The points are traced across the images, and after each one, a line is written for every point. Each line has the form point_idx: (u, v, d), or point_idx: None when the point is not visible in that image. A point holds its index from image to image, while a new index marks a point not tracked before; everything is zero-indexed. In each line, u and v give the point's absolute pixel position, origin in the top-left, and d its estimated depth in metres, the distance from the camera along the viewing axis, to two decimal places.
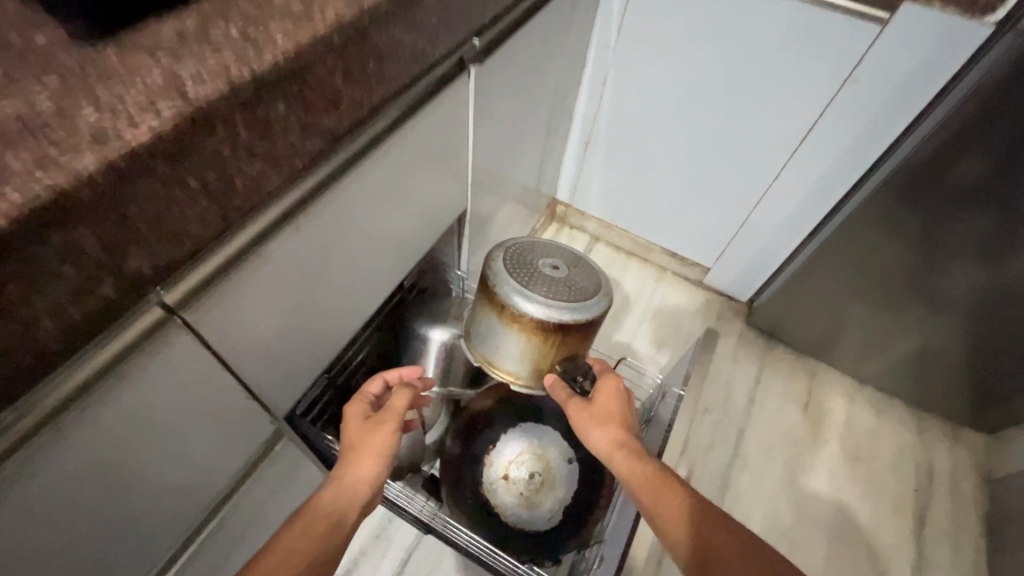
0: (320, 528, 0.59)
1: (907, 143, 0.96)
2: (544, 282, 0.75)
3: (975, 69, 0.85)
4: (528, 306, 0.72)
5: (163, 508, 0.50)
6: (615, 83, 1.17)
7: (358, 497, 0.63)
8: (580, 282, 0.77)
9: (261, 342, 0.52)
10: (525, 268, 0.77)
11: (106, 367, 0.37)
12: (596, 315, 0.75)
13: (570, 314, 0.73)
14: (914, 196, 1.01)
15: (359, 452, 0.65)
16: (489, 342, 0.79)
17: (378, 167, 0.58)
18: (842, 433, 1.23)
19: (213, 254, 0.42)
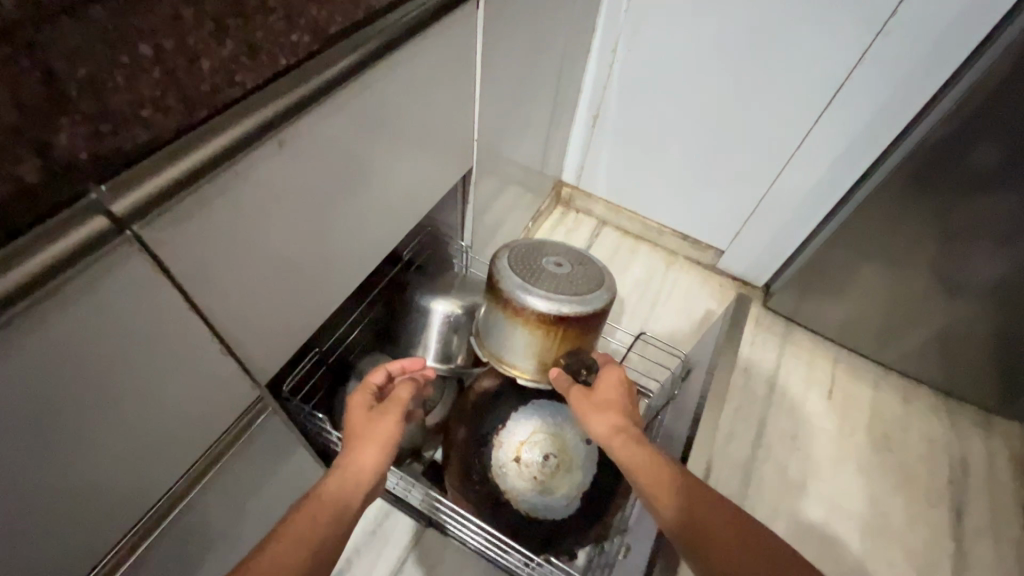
0: (324, 519, 0.48)
1: (925, 123, 0.91)
2: (546, 276, 0.69)
3: (1007, 34, 0.80)
4: (526, 298, 0.65)
5: (120, 481, 0.41)
6: (626, 50, 1.11)
7: (365, 493, 0.53)
8: (588, 278, 0.70)
9: (238, 283, 0.44)
10: (527, 261, 0.70)
11: (34, 278, 0.29)
12: (600, 308, 0.67)
13: (570, 305, 0.65)
14: (930, 181, 0.96)
15: (364, 442, 0.55)
16: (491, 337, 0.72)
17: (375, 92, 0.51)
18: (869, 422, 1.16)
19: (176, 157, 0.34)
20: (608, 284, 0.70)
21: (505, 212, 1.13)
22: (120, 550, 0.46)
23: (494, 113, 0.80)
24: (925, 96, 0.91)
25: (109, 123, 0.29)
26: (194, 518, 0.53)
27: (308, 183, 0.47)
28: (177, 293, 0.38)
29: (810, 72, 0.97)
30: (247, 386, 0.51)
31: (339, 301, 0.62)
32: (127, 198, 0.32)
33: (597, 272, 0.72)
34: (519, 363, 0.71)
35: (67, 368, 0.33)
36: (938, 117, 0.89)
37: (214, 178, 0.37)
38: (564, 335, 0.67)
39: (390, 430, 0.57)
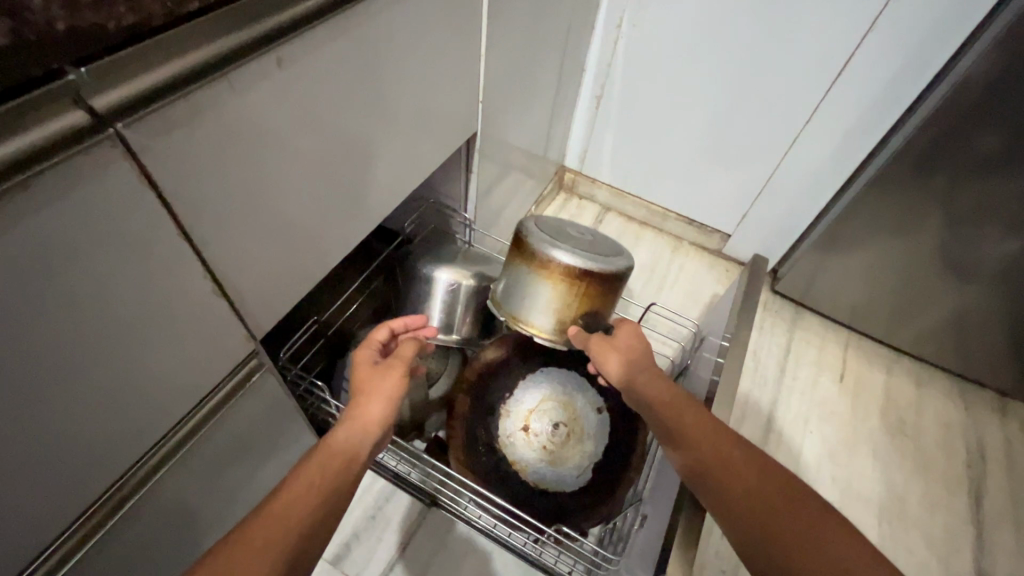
0: (335, 467, 0.52)
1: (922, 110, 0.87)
2: (570, 240, 0.68)
3: (1004, 14, 0.75)
4: (551, 250, 0.63)
5: (93, 421, 0.38)
6: (632, 24, 1.06)
7: (372, 442, 0.56)
8: (609, 250, 0.69)
9: (227, 216, 0.42)
10: (552, 228, 0.70)
11: (23, 160, 0.27)
12: (625, 271, 0.66)
13: (600, 264, 0.64)
14: (930, 172, 0.92)
15: (372, 396, 0.59)
16: (510, 295, 0.69)
17: (377, 25, 0.48)
18: (882, 407, 1.13)
19: (163, 54, 0.31)
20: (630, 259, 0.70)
21: (509, 192, 1.10)
22: (102, 510, 0.44)
23: (500, 77, 0.78)
24: (925, 80, 0.86)
25: None
26: (177, 480, 0.51)
27: (307, 114, 0.45)
28: (164, 210, 0.36)
29: (827, 43, 0.90)
30: (239, 333, 0.49)
31: (334, 257, 0.59)
32: (110, 91, 0.30)
33: (618, 249, 0.71)
34: (534, 324, 0.67)
35: (41, 275, 0.30)
36: (937, 99, 0.84)
37: (207, 87, 0.34)
38: (587, 294, 0.65)
39: (395, 384, 0.61)
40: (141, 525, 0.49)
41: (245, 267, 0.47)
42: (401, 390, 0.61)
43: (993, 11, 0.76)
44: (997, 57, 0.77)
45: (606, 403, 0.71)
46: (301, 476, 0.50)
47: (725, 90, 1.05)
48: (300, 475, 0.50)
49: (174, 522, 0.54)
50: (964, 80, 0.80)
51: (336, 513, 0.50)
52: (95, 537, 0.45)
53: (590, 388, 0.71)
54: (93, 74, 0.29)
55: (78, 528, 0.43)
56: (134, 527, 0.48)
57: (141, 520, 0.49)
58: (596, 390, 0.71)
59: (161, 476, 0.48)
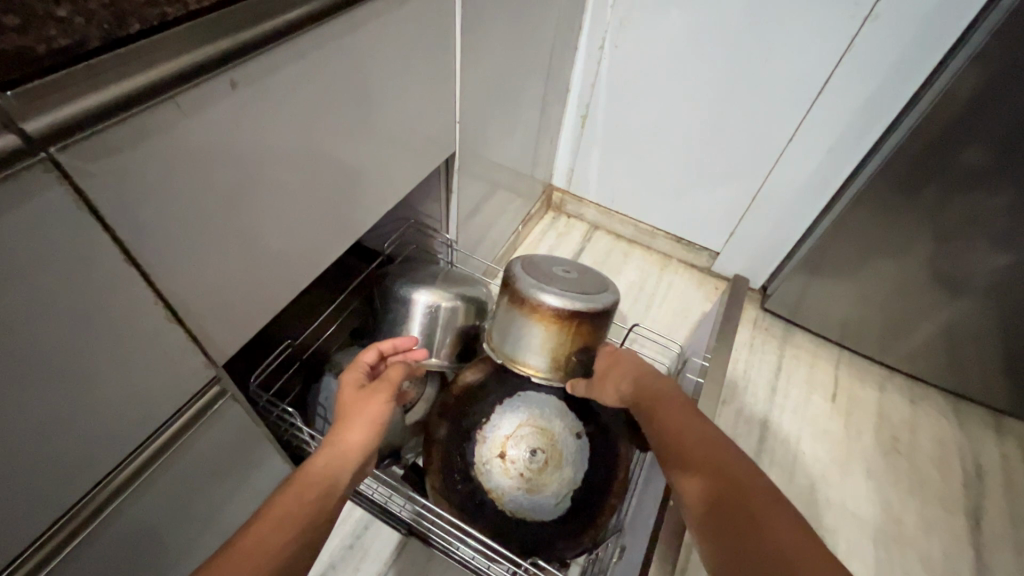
0: (312, 496, 0.50)
1: (904, 125, 0.87)
2: (557, 279, 0.69)
3: (979, 31, 0.75)
4: (540, 294, 0.65)
5: (36, 455, 0.37)
6: (615, 45, 1.07)
7: (354, 470, 0.54)
8: (595, 283, 0.71)
9: (182, 243, 0.41)
10: (538, 269, 0.71)
11: None
12: (611, 306, 0.67)
13: (584, 303, 0.65)
14: (915, 190, 0.92)
15: (354, 423, 0.56)
16: (507, 339, 0.70)
17: (341, 47, 0.48)
18: (875, 424, 1.12)
19: (104, 78, 0.31)
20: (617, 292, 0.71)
21: (495, 213, 1.10)
22: (46, 546, 0.42)
23: (479, 96, 0.78)
24: (904, 98, 0.87)
25: (15, 16, 0.26)
26: (134, 512, 0.49)
27: (268, 133, 0.44)
28: (106, 235, 0.35)
29: (804, 61, 0.91)
30: (197, 359, 0.47)
31: (301, 280, 0.58)
32: (38, 116, 0.28)
33: (604, 280, 0.72)
34: (530, 365, 0.69)
35: None
36: (918, 116, 0.85)
37: (153, 108, 0.34)
38: (575, 333, 0.66)
39: (379, 409, 0.58)
40: (92, 561, 0.47)
41: (205, 292, 0.45)
42: (386, 416, 0.59)
43: (968, 29, 0.77)
44: (975, 76, 0.77)
45: (585, 428, 0.69)
46: (273, 506, 0.48)
47: (707, 109, 1.05)
48: (274, 505, 0.48)
49: (132, 555, 0.51)
50: (942, 97, 0.80)
51: (311, 544, 0.48)
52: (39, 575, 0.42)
53: (568, 413, 0.69)
54: (24, 98, 0.28)
55: (19, 566, 0.41)
56: (83, 564, 0.46)
57: (92, 555, 0.46)
58: (575, 414, 0.70)
59: (113, 512, 0.46)
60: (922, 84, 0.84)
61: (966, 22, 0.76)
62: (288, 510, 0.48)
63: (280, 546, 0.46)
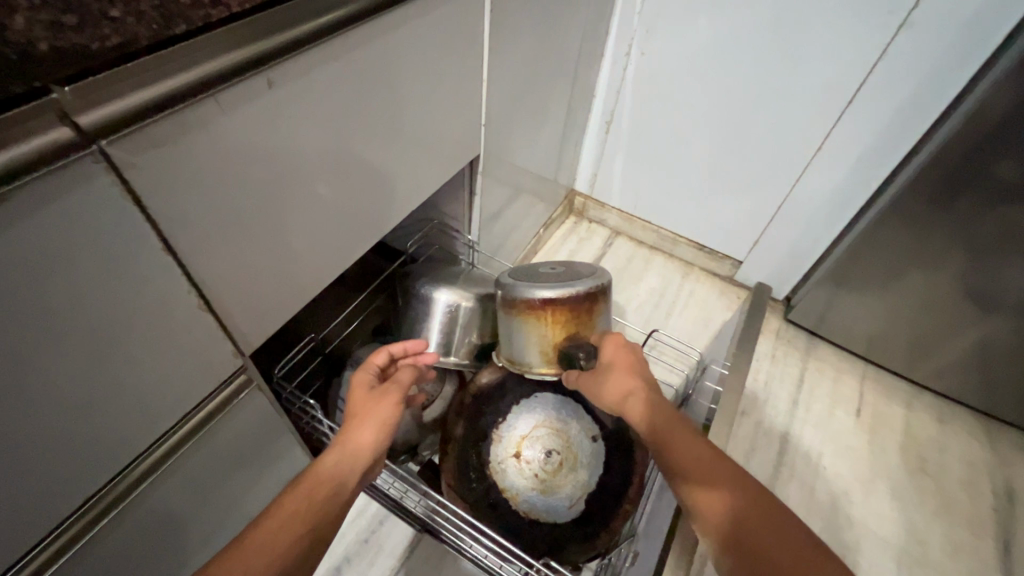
0: (320, 494, 0.51)
1: (937, 137, 0.85)
2: (538, 276, 0.69)
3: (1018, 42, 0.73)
4: (510, 288, 0.66)
5: (74, 434, 0.39)
6: (642, 51, 1.07)
7: (362, 470, 0.55)
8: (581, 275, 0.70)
9: (216, 237, 0.42)
10: (524, 271, 0.72)
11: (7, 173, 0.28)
12: (588, 291, 0.65)
13: (552, 289, 0.65)
14: (949, 203, 0.89)
15: (363, 423, 0.58)
16: (504, 343, 0.71)
17: (372, 50, 0.49)
18: (901, 442, 1.09)
19: (150, 76, 0.32)
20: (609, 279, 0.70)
21: (517, 216, 1.10)
22: (76, 524, 0.44)
23: (505, 101, 0.78)
24: (939, 109, 0.85)
25: (74, 15, 0.27)
26: (160, 495, 0.51)
27: (301, 132, 0.46)
28: (146, 223, 0.36)
29: (835, 70, 0.89)
30: (226, 348, 0.49)
31: (326, 275, 0.59)
32: (93, 110, 0.30)
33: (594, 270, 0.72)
34: (525, 363, 0.69)
35: (22, 285, 0.31)
36: (952, 127, 0.82)
37: (196, 105, 0.35)
38: (554, 323, 0.66)
39: (389, 410, 0.59)
40: (120, 540, 0.49)
41: (235, 284, 0.47)
42: (396, 418, 0.60)
43: (1007, 40, 0.75)
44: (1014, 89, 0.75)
45: (602, 431, 0.69)
46: (285, 499, 0.50)
47: (734, 118, 1.04)
48: (284, 501, 0.49)
49: (157, 537, 0.53)
50: (977, 109, 0.78)
51: (318, 542, 0.48)
52: (70, 551, 0.44)
53: (585, 415, 0.70)
54: (79, 92, 0.29)
55: (54, 539, 0.43)
56: (112, 542, 0.48)
57: (118, 536, 0.48)
58: (592, 418, 0.70)
59: (142, 493, 0.48)
60: (958, 94, 0.82)
61: (1005, 33, 0.74)
62: (299, 507, 0.49)
63: (289, 541, 0.47)
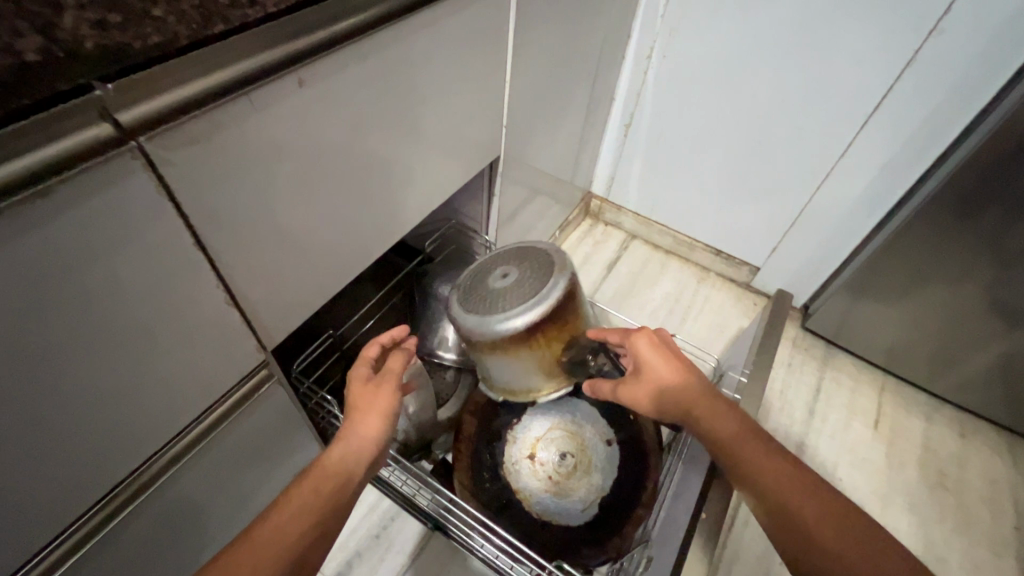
0: (326, 490, 0.51)
1: (965, 146, 0.84)
2: (497, 292, 0.63)
3: None
4: (485, 328, 0.61)
5: (104, 422, 0.40)
6: (663, 53, 1.06)
7: (366, 461, 0.55)
8: (538, 270, 0.64)
9: (244, 233, 0.43)
10: (476, 287, 0.65)
11: (52, 164, 0.29)
12: (559, 294, 0.61)
13: (529, 309, 0.60)
14: (975, 213, 0.88)
15: (363, 415, 0.57)
16: (495, 375, 0.68)
17: (400, 50, 0.49)
18: (920, 456, 1.07)
19: (188, 74, 0.33)
20: (566, 260, 0.66)
21: (534, 217, 1.10)
22: (102, 512, 0.45)
23: (526, 103, 0.78)
24: (968, 117, 0.83)
25: (119, 14, 0.28)
26: (182, 484, 0.52)
27: (327, 132, 0.46)
28: (179, 218, 0.37)
29: (862, 77, 0.88)
30: (250, 343, 0.50)
31: (347, 273, 0.60)
32: (131, 107, 0.31)
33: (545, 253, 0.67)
34: (532, 385, 0.68)
35: (60, 276, 0.32)
36: (982, 136, 0.81)
37: (230, 103, 0.36)
38: (547, 346, 0.63)
39: (386, 400, 0.59)
40: (143, 528, 0.50)
41: (261, 280, 0.48)
42: (395, 406, 0.59)
43: None
44: None
45: (616, 436, 0.69)
46: (291, 494, 0.50)
47: (756, 122, 1.03)
48: (290, 497, 0.50)
49: (178, 526, 0.54)
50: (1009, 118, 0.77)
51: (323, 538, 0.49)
52: (97, 536, 0.45)
53: (600, 418, 0.69)
54: (121, 90, 0.30)
55: (82, 524, 0.44)
56: (135, 529, 0.49)
57: (142, 523, 0.49)
58: (607, 421, 0.69)
59: (165, 482, 0.49)
60: (989, 103, 0.81)
61: None
62: (302, 503, 0.50)
63: (298, 534, 0.47)
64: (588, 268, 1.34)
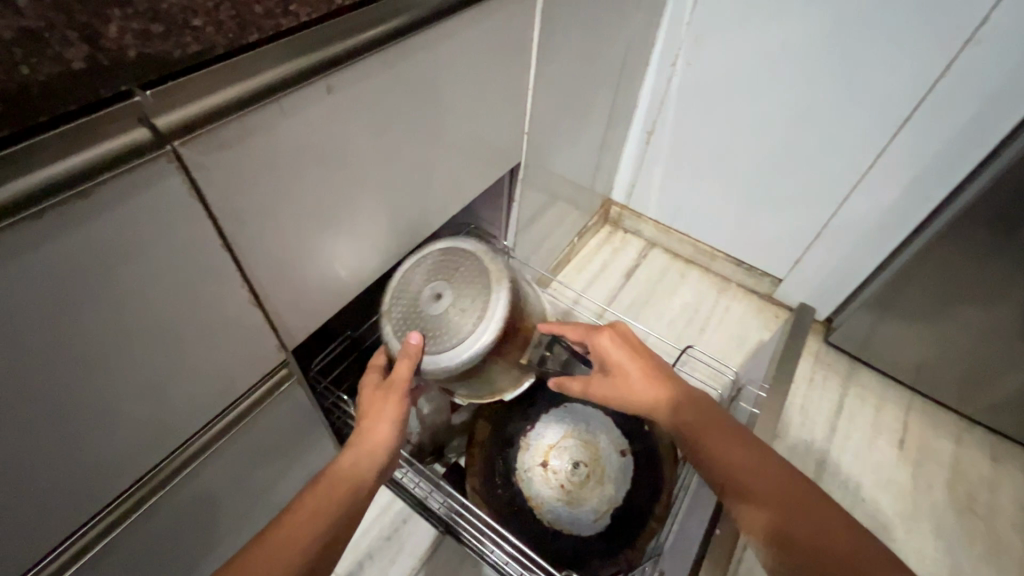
0: (339, 494, 0.52)
1: (1002, 161, 0.81)
2: (435, 318, 0.57)
3: None
4: (436, 364, 0.55)
5: (131, 415, 0.41)
6: (688, 61, 1.05)
7: (377, 468, 0.56)
8: (472, 281, 0.58)
9: (270, 235, 0.44)
10: (408, 311, 0.58)
11: (92, 166, 0.30)
12: (505, 308, 0.56)
13: (480, 334, 0.55)
14: (1011, 230, 0.85)
15: (372, 424, 0.57)
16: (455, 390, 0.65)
17: (426, 56, 0.50)
18: (946, 479, 1.04)
19: (222, 81, 0.34)
20: (496, 263, 0.59)
21: (552, 224, 1.11)
22: (127, 502, 0.46)
23: (548, 109, 0.79)
24: (1005, 131, 0.81)
25: (161, 24, 0.29)
26: (203, 478, 0.53)
27: (353, 137, 0.47)
28: (209, 220, 0.39)
29: (892, 89, 0.86)
30: (272, 341, 0.51)
31: (367, 275, 0.61)
32: (168, 112, 0.32)
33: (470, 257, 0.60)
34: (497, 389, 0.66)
35: (97, 272, 0.33)
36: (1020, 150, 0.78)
37: (262, 108, 0.37)
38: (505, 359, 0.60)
39: (393, 409, 0.57)
40: (165, 519, 0.51)
41: (285, 281, 0.49)
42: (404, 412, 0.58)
43: None
44: None
45: (630, 446, 0.70)
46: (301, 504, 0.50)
47: (781, 132, 1.02)
48: (303, 502, 0.51)
49: (198, 520, 0.56)
50: None
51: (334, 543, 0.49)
52: (122, 524, 0.47)
53: (614, 428, 0.71)
54: (159, 95, 0.31)
55: (109, 512, 0.45)
56: (159, 520, 0.51)
57: (164, 514, 0.51)
58: (621, 431, 0.71)
59: (187, 475, 0.51)
60: None
61: None
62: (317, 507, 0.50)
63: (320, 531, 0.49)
64: (606, 276, 1.34)
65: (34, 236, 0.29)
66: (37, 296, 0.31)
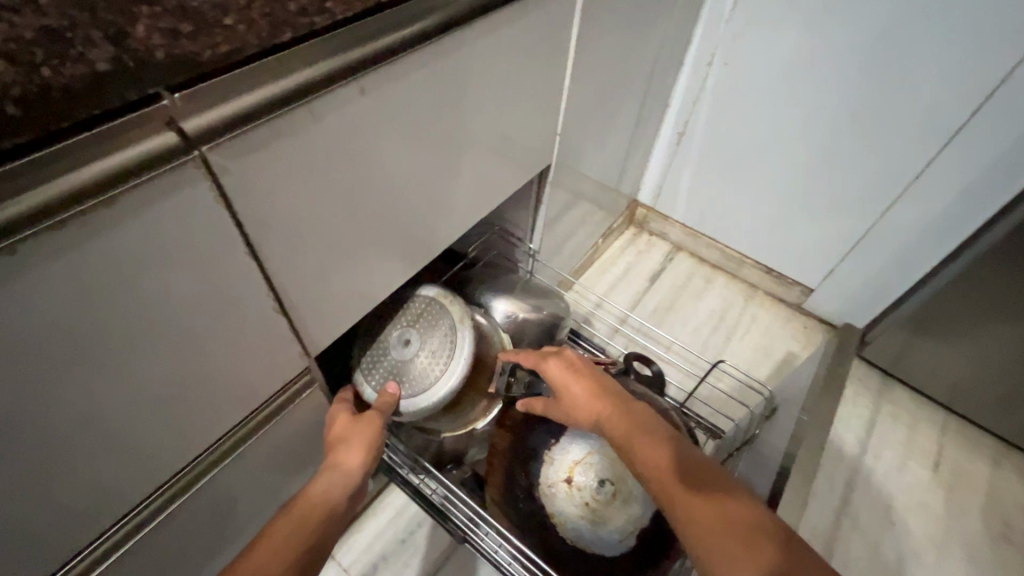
0: (310, 523, 0.50)
1: None
2: (409, 364, 0.65)
3: None
4: (416, 403, 0.63)
5: (152, 425, 0.40)
6: (724, 61, 1.01)
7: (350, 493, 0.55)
8: (439, 327, 0.66)
9: (297, 243, 0.43)
10: (383, 363, 0.65)
11: (120, 173, 0.28)
12: (468, 347, 0.65)
13: (452, 373, 0.63)
14: None
15: (346, 448, 0.56)
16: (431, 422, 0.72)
17: (461, 56, 0.48)
18: (982, 504, 0.99)
19: (253, 83, 0.32)
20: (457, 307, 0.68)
21: (576, 224, 1.08)
22: (146, 510, 0.45)
23: (580, 109, 0.76)
24: None
25: (191, 25, 0.29)
26: (221, 486, 0.52)
27: (382, 140, 0.45)
28: (235, 228, 0.37)
29: (947, 94, 0.80)
30: (294, 349, 0.49)
31: (391, 282, 0.59)
32: (199, 115, 0.30)
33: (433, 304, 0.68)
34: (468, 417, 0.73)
35: (119, 284, 0.32)
36: None
37: (292, 112, 0.35)
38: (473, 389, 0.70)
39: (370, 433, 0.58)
40: (182, 528, 0.50)
41: (310, 289, 0.47)
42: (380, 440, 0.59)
43: None
44: None
45: None
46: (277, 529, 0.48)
47: (822, 138, 0.97)
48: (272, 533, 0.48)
49: (215, 527, 0.55)
50: None
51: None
52: (141, 533, 0.46)
53: None
54: (189, 99, 0.29)
55: (128, 521, 0.44)
56: (176, 528, 0.49)
57: (182, 523, 0.50)
58: None
59: (206, 483, 0.50)
60: None
61: None
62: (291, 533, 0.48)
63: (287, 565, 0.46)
64: (629, 279, 1.30)
65: (52, 245, 0.28)
66: (58, 307, 0.30)
